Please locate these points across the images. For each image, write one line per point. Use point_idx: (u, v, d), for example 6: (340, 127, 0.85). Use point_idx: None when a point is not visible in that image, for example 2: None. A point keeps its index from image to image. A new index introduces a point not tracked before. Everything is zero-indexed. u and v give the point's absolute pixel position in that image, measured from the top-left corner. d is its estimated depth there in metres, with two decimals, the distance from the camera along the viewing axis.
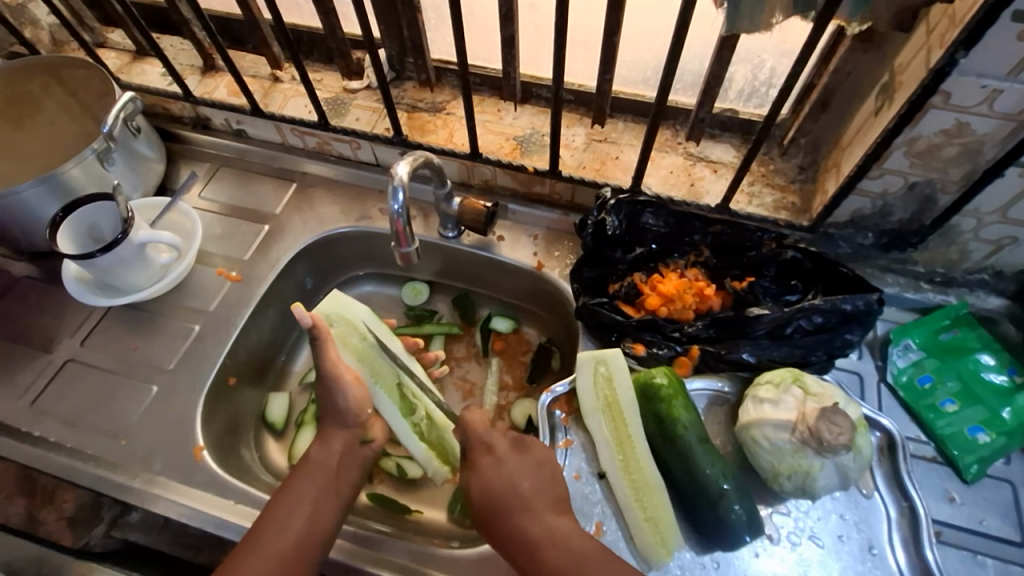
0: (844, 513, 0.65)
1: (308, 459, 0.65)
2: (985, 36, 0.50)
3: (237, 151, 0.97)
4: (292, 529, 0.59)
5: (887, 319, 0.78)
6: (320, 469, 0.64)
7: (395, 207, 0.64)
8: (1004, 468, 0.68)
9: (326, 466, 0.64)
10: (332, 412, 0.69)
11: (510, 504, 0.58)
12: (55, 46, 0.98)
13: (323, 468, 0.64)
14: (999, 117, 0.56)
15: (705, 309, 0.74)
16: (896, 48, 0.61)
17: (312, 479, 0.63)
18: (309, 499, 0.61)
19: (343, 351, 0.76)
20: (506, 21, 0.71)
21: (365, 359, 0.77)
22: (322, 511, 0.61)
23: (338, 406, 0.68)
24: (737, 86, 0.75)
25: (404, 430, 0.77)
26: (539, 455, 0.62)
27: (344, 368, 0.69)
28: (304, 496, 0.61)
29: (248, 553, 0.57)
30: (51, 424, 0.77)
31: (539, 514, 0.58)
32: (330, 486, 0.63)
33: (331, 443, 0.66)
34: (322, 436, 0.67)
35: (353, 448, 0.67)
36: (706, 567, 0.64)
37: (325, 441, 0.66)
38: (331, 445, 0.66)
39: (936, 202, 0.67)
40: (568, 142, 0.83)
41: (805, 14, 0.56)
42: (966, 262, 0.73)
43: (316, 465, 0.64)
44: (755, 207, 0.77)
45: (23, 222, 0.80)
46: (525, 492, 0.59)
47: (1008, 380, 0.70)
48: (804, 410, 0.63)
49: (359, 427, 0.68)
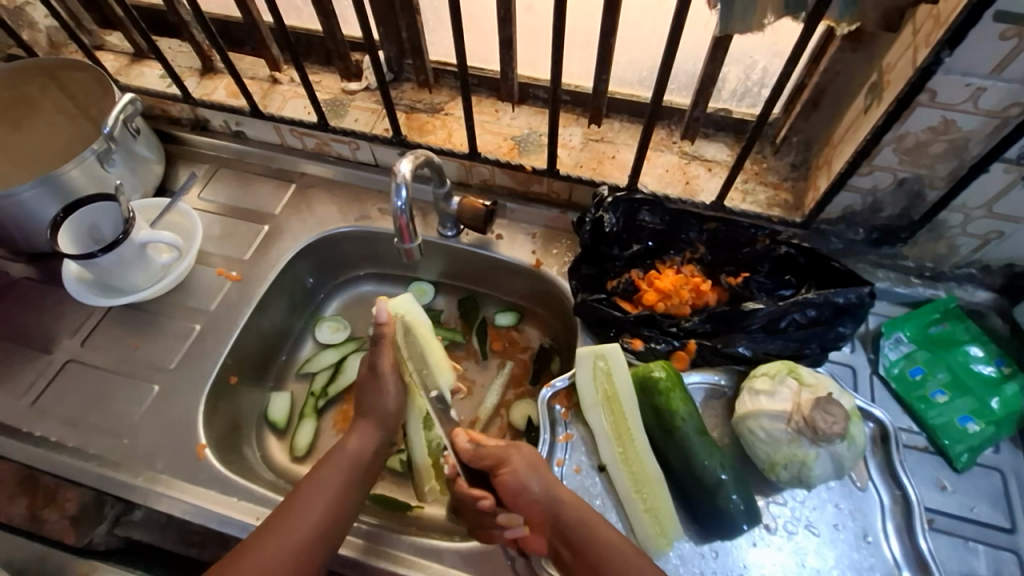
0: (840, 502, 0.66)
1: (339, 453, 0.68)
2: (969, 36, 0.52)
3: (235, 152, 0.98)
4: (318, 512, 0.61)
5: (879, 313, 0.79)
6: (346, 460, 0.67)
7: (399, 204, 0.65)
8: (993, 457, 0.70)
9: (353, 458, 0.68)
10: (373, 409, 0.71)
11: (521, 490, 0.63)
12: (53, 49, 0.98)
13: (347, 462, 0.67)
14: (983, 114, 0.58)
15: (701, 304, 0.75)
16: (883, 48, 0.63)
17: (338, 470, 0.66)
18: (334, 487, 0.64)
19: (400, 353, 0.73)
20: (504, 22, 0.72)
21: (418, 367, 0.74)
22: (345, 500, 0.64)
23: (381, 404, 0.71)
24: (730, 86, 0.77)
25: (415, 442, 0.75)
26: (530, 461, 0.65)
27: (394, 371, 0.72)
28: (331, 483, 0.64)
29: (276, 526, 0.59)
30: (52, 424, 0.78)
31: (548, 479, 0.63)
32: (353, 479, 0.66)
33: (363, 441, 0.69)
34: (357, 429, 0.71)
35: (379, 451, 0.70)
36: (705, 557, 0.65)
37: (357, 437, 0.70)
38: (364, 440, 0.69)
39: (925, 197, 0.69)
40: (566, 141, 0.85)
41: (796, 14, 0.58)
42: (954, 256, 0.75)
43: (346, 457, 0.67)
44: (749, 205, 0.79)
45: (23, 221, 0.80)
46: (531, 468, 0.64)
47: (996, 371, 0.72)
48: (799, 401, 0.65)
49: (386, 429, 0.71)
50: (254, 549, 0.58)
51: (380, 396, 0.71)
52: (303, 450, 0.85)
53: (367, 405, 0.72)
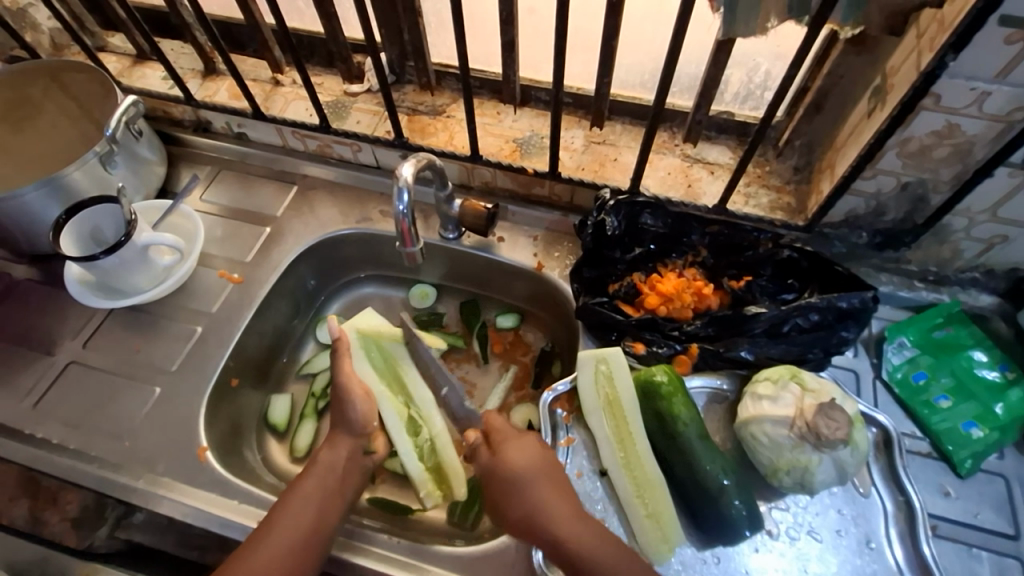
0: (842, 507, 0.66)
1: (316, 460, 0.67)
2: (974, 40, 0.52)
3: (237, 154, 0.97)
4: (296, 524, 0.61)
5: (882, 317, 0.79)
6: (327, 470, 0.66)
7: (400, 208, 0.65)
8: (997, 463, 0.70)
9: (332, 466, 0.67)
10: (343, 421, 0.72)
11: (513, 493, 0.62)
12: (55, 50, 0.98)
13: (327, 469, 0.66)
14: (988, 118, 0.58)
15: (703, 308, 0.75)
16: (888, 51, 0.62)
17: (319, 479, 0.65)
18: (315, 496, 0.63)
19: (362, 360, 0.83)
20: (506, 25, 0.71)
21: (391, 369, 0.84)
22: (327, 510, 0.63)
23: (350, 415, 0.72)
24: (733, 89, 0.77)
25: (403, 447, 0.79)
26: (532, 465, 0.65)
27: (357, 384, 0.74)
28: (311, 495, 0.63)
29: (256, 544, 0.59)
30: (54, 426, 0.78)
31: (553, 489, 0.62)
32: (335, 486, 0.65)
33: (340, 447, 0.69)
34: (333, 439, 0.70)
35: (358, 454, 0.69)
36: (707, 562, 0.64)
37: (334, 444, 0.69)
38: (338, 450, 0.69)
39: (929, 202, 0.69)
40: (568, 144, 0.84)
41: (800, 18, 0.57)
42: (959, 260, 0.75)
43: (324, 466, 0.67)
44: (752, 208, 0.78)
45: (26, 223, 0.80)
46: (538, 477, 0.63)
47: (1000, 376, 0.72)
48: (802, 405, 0.64)
49: (364, 436, 0.71)
50: (234, 565, 0.58)
51: (343, 408, 0.72)
52: (303, 452, 0.85)
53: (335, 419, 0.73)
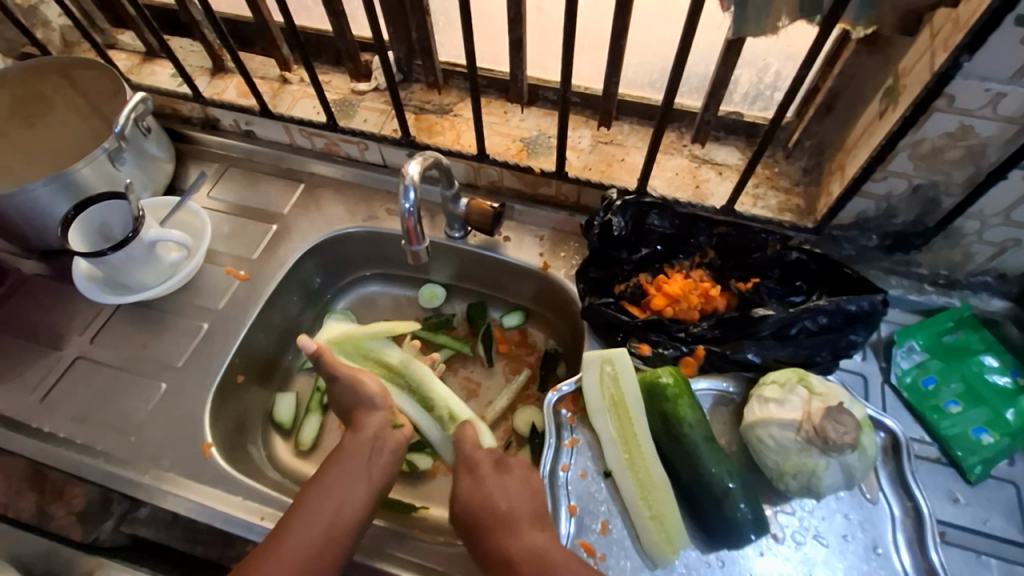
0: (849, 512, 0.65)
1: (341, 448, 0.67)
2: (989, 41, 0.51)
3: (245, 152, 0.98)
4: (324, 512, 0.61)
5: (891, 321, 0.78)
6: (350, 457, 0.66)
7: (406, 206, 0.65)
8: (1007, 469, 0.69)
9: (356, 454, 0.67)
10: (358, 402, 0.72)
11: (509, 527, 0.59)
12: (66, 48, 0.99)
13: (352, 456, 0.66)
14: (1002, 121, 0.57)
15: (710, 309, 0.74)
16: (900, 52, 0.62)
17: (343, 466, 0.65)
18: (337, 488, 0.63)
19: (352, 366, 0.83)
20: (515, 24, 0.71)
21: (377, 361, 0.83)
22: (352, 497, 0.63)
23: (365, 393, 0.73)
24: (742, 89, 0.76)
25: (426, 422, 0.79)
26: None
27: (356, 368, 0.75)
28: (333, 487, 0.63)
29: (279, 541, 0.59)
30: (62, 420, 0.78)
31: (539, 519, 0.59)
32: (359, 475, 0.65)
33: (363, 430, 0.69)
34: (357, 423, 0.70)
35: (383, 433, 0.69)
36: (711, 566, 0.64)
37: (358, 428, 0.70)
38: (363, 433, 0.69)
39: (940, 204, 0.68)
40: (575, 144, 0.84)
41: (811, 17, 0.57)
42: (970, 264, 0.74)
43: (347, 454, 0.66)
44: (760, 209, 0.78)
45: (36, 220, 0.81)
46: (520, 514, 0.60)
47: (1012, 381, 0.71)
48: (809, 409, 0.64)
49: (389, 411, 0.72)
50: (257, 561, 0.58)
51: (357, 387, 0.73)
52: (309, 446, 0.86)
53: (349, 406, 0.73)
